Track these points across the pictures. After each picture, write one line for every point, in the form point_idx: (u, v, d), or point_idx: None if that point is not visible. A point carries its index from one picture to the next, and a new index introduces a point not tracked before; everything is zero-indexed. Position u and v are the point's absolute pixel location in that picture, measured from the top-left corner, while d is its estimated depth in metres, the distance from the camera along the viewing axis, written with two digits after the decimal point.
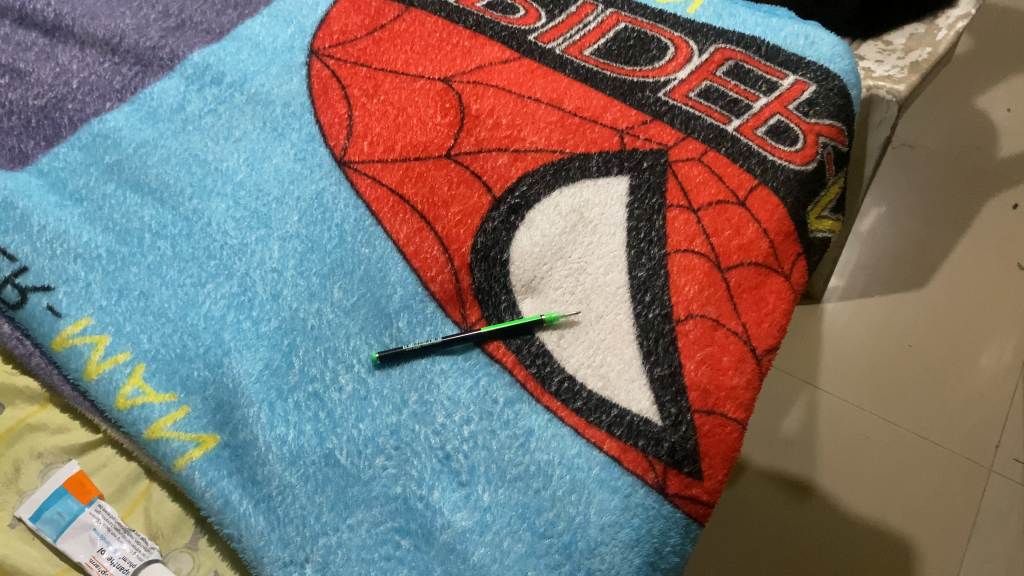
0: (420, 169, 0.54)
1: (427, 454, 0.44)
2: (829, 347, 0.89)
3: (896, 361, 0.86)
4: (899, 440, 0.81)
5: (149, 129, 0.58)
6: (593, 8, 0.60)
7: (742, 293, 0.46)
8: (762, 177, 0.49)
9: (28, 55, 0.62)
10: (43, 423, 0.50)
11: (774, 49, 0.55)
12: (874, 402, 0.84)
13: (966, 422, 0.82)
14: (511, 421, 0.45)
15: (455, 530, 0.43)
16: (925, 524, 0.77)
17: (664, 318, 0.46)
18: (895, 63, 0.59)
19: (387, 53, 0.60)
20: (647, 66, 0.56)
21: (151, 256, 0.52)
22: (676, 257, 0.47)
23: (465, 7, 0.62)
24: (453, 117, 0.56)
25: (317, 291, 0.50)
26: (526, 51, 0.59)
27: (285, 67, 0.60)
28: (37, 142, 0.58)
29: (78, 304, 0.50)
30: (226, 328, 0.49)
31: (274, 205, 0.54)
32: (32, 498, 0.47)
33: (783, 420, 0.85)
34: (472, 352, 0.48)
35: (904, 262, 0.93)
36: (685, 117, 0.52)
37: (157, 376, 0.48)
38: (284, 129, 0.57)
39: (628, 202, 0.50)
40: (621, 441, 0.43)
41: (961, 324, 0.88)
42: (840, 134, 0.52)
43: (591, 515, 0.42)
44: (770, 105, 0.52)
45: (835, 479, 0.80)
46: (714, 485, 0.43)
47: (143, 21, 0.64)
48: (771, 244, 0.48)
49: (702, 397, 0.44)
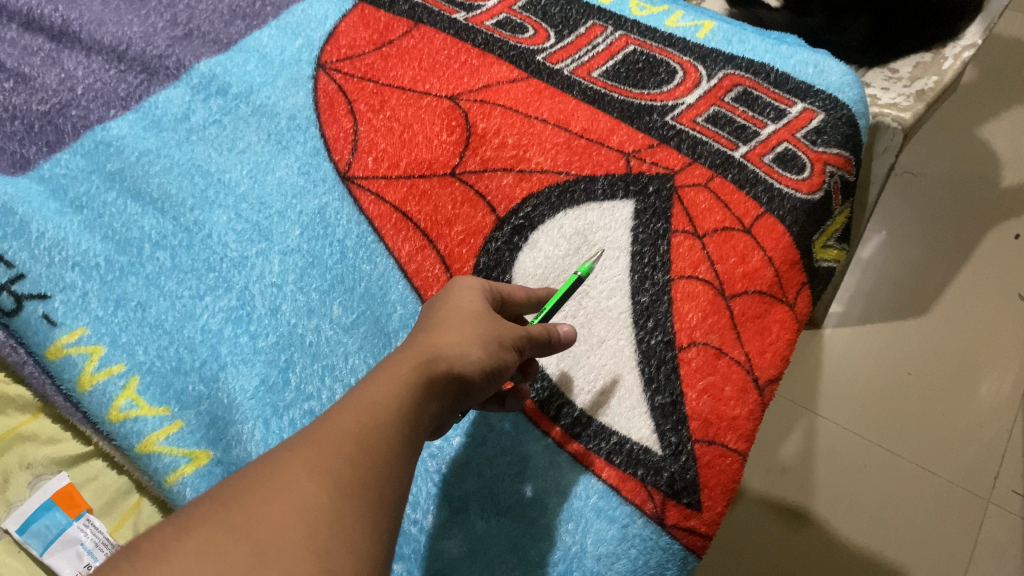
0: (424, 187, 0.54)
1: (422, 480, 0.44)
2: (828, 373, 0.88)
3: (895, 389, 0.85)
4: (897, 470, 0.80)
5: (153, 138, 0.58)
6: (602, 30, 0.60)
7: (746, 322, 0.46)
8: (769, 205, 0.49)
9: (34, 60, 0.62)
10: (34, 433, 0.50)
11: (783, 77, 0.55)
12: (873, 430, 0.83)
13: (965, 452, 0.80)
14: (508, 447, 0.44)
15: (447, 558, 0.42)
16: (924, 555, 0.74)
17: (667, 345, 0.45)
18: (901, 91, 0.59)
19: (395, 68, 0.60)
20: (655, 90, 0.56)
21: (150, 266, 0.51)
22: (680, 283, 0.47)
23: (474, 25, 0.62)
24: (459, 136, 0.56)
25: (316, 306, 0.50)
26: (534, 71, 0.59)
27: (292, 79, 0.60)
28: (39, 147, 0.58)
29: (74, 313, 0.49)
30: (223, 342, 0.49)
31: (275, 218, 0.53)
32: (19, 510, 0.47)
33: (781, 445, 0.83)
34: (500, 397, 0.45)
35: (902, 290, 0.92)
36: (693, 142, 0.52)
37: (151, 389, 0.48)
38: (289, 142, 0.57)
39: (633, 226, 0.50)
40: (620, 469, 0.43)
41: (961, 354, 0.86)
42: (848, 164, 0.51)
43: (588, 545, 0.41)
44: (777, 133, 0.52)
45: (832, 509, 0.78)
46: (713, 517, 0.42)
47: (151, 29, 0.64)
48: (776, 272, 0.47)
49: (703, 427, 0.43)
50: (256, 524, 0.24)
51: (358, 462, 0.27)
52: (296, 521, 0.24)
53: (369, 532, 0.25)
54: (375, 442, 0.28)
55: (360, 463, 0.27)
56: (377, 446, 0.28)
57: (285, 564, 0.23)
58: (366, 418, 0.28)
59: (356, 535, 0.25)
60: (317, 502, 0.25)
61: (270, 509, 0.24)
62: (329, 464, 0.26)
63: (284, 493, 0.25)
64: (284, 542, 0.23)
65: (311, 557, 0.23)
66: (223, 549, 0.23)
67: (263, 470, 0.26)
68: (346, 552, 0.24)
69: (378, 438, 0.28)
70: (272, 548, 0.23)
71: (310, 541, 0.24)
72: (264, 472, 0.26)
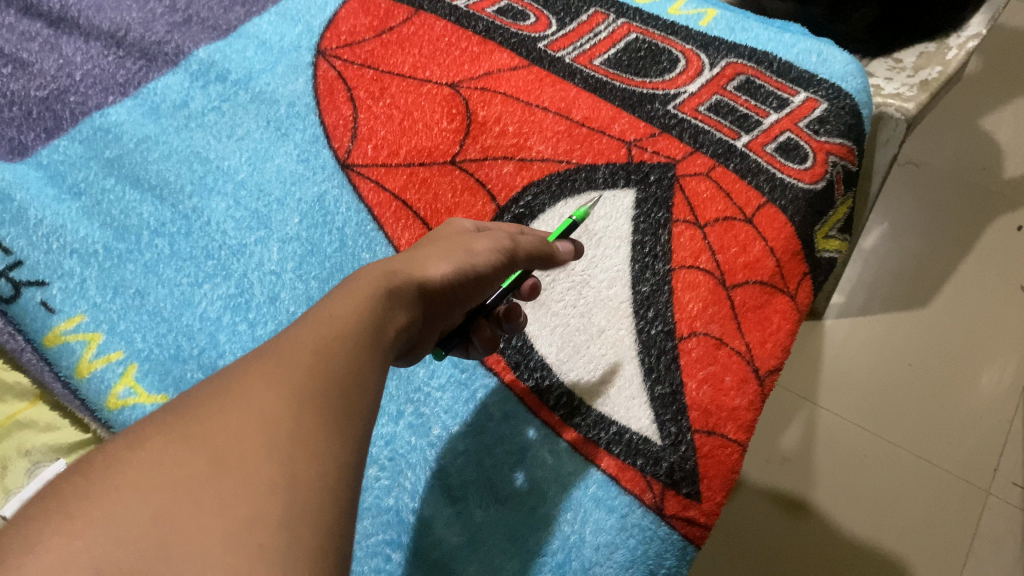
0: (424, 175, 0.53)
1: (420, 469, 0.44)
2: (829, 364, 0.87)
3: (895, 380, 0.85)
4: (897, 461, 0.80)
5: (151, 124, 0.57)
6: (604, 17, 0.60)
7: (747, 312, 0.46)
8: (771, 195, 0.48)
9: (32, 46, 0.61)
10: (32, 420, 0.50)
11: (786, 65, 0.54)
12: (873, 421, 0.83)
13: (965, 443, 0.80)
14: (507, 436, 0.44)
15: (444, 547, 0.42)
16: (922, 546, 0.75)
17: (667, 335, 0.45)
18: (904, 81, 0.58)
19: (395, 55, 0.59)
20: (657, 78, 0.55)
21: (149, 253, 0.51)
22: (681, 272, 0.47)
23: (474, 12, 0.61)
24: (459, 123, 0.55)
25: (315, 295, 0.50)
26: (535, 58, 0.58)
27: (291, 66, 0.60)
28: (37, 133, 0.57)
29: (72, 301, 0.49)
30: (222, 329, 0.49)
31: (274, 205, 0.53)
32: (16, 497, 0.46)
33: (782, 436, 0.83)
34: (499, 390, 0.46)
35: (905, 281, 0.92)
36: (694, 132, 0.52)
37: (150, 376, 0.47)
38: (288, 129, 0.57)
39: (634, 215, 0.50)
40: (619, 459, 0.43)
41: (962, 345, 0.86)
42: (850, 154, 0.51)
43: (587, 535, 0.41)
44: (780, 122, 0.51)
45: (832, 499, 0.79)
46: (712, 508, 0.42)
47: (149, 15, 0.63)
48: (778, 262, 0.47)
49: (703, 417, 0.43)
50: (211, 433, 0.23)
51: (325, 381, 0.25)
52: (256, 427, 0.23)
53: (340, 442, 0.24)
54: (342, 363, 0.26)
55: (326, 381, 0.25)
56: (343, 364, 0.26)
57: (245, 472, 0.22)
58: (334, 343, 0.27)
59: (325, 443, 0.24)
60: (277, 409, 0.24)
61: (229, 419, 0.23)
62: (289, 375, 0.25)
63: (242, 402, 0.24)
64: (243, 450, 0.22)
65: (274, 463, 0.22)
66: (179, 458, 0.22)
67: (220, 385, 0.25)
68: (310, 456, 0.23)
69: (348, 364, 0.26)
70: (229, 452, 0.22)
71: (272, 446, 0.23)
72: (218, 387, 0.25)
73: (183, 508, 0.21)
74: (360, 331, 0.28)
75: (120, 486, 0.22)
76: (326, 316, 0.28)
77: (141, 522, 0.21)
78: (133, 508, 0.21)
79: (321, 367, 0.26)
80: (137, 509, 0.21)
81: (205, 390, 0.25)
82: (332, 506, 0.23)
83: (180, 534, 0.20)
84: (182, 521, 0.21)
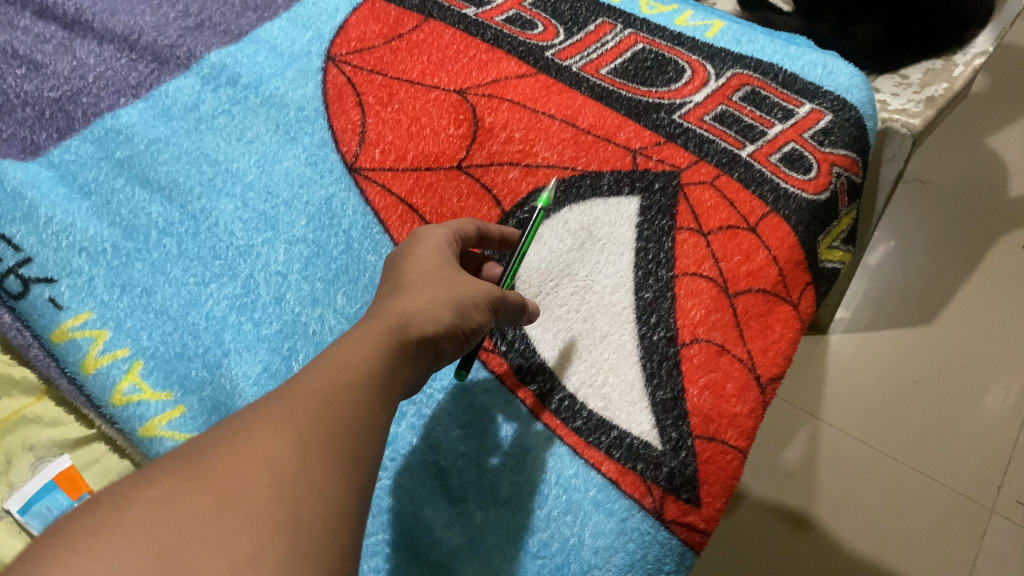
0: (430, 180, 0.54)
1: (421, 470, 0.44)
2: (833, 378, 0.87)
3: (900, 396, 0.85)
4: (900, 477, 0.79)
5: (162, 126, 0.58)
6: (612, 28, 0.60)
7: (749, 320, 0.46)
8: (774, 205, 0.49)
9: (46, 48, 0.62)
10: (38, 416, 0.50)
11: (792, 77, 0.55)
12: (877, 436, 0.82)
13: (969, 461, 0.80)
14: (509, 440, 0.45)
15: (444, 548, 0.42)
16: (924, 563, 0.74)
17: (669, 341, 0.45)
18: (911, 97, 0.58)
19: (404, 62, 0.60)
20: (663, 88, 0.56)
21: (157, 253, 0.52)
22: (685, 279, 0.47)
23: (484, 20, 0.62)
24: (466, 129, 0.56)
25: (320, 296, 0.50)
26: (543, 67, 0.59)
27: (301, 71, 0.60)
28: (49, 134, 0.58)
29: (80, 298, 0.50)
30: (227, 329, 0.49)
31: (282, 207, 0.54)
32: (20, 492, 0.47)
33: (785, 450, 0.83)
34: (501, 393, 0.46)
35: (910, 297, 0.92)
36: (699, 141, 0.52)
37: (155, 373, 0.48)
38: (297, 133, 0.57)
39: (638, 222, 0.50)
40: (620, 463, 0.43)
41: (967, 362, 0.86)
42: (855, 166, 0.51)
43: (586, 538, 0.41)
44: (784, 133, 0.52)
45: (833, 513, 0.78)
46: (712, 514, 0.42)
47: (163, 19, 0.64)
48: (781, 271, 0.47)
49: (704, 424, 0.43)
50: None
51: (324, 417, 0.26)
52: (263, 469, 0.24)
53: (337, 478, 0.25)
54: (345, 396, 0.27)
55: (328, 418, 0.26)
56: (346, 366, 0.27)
57: (250, 510, 0.23)
58: (334, 379, 0.28)
59: (327, 484, 0.25)
60: (279, 441, 0.25)
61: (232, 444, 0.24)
62: None
63: (242, 441, 0.25)
64: (247, 489, 0.23)
65: (278, 503, 0.23)
66: (181, 496, 0.23)
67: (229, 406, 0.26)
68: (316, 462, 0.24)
69: (345, 396, 0.27)
70: (234, 491, 0.23)
71: (278, 488, 0.23)
72: None
73: (189, 548, 0.21)
74: (359, 357, 0.29)
75: (124, 522, 0.22)
76: (327, 355, 0.29)
77: (146, 558, 0.21)
78: (138, 546, 0.21)
79: (322, 402, 0.27)
80: (142, 546, 0.21)
81: (216, 431, 0.25)
82: (330, 546, 0.24)
83: (185, 569, 0.21)
84: (186, 560, 0.21)
